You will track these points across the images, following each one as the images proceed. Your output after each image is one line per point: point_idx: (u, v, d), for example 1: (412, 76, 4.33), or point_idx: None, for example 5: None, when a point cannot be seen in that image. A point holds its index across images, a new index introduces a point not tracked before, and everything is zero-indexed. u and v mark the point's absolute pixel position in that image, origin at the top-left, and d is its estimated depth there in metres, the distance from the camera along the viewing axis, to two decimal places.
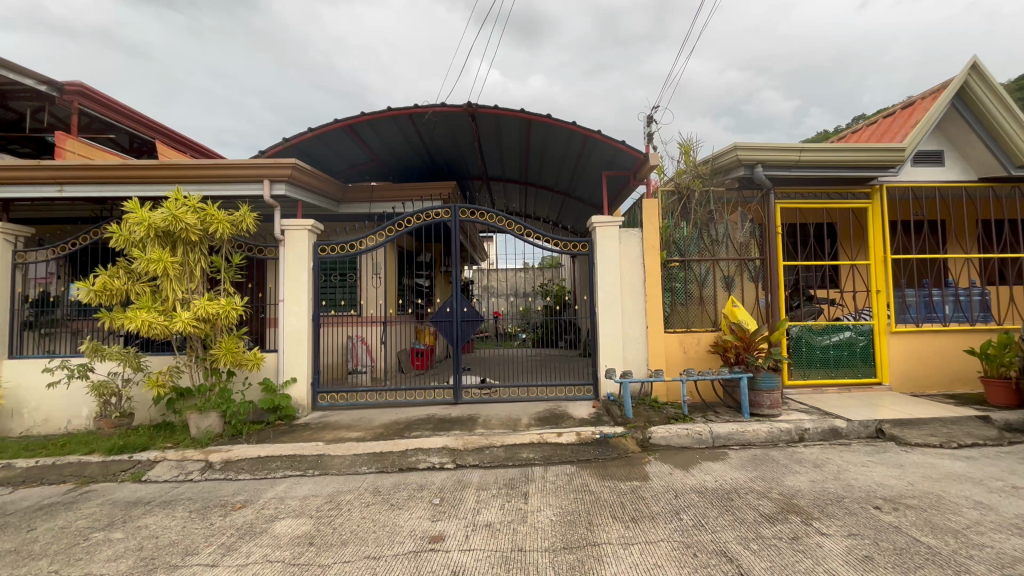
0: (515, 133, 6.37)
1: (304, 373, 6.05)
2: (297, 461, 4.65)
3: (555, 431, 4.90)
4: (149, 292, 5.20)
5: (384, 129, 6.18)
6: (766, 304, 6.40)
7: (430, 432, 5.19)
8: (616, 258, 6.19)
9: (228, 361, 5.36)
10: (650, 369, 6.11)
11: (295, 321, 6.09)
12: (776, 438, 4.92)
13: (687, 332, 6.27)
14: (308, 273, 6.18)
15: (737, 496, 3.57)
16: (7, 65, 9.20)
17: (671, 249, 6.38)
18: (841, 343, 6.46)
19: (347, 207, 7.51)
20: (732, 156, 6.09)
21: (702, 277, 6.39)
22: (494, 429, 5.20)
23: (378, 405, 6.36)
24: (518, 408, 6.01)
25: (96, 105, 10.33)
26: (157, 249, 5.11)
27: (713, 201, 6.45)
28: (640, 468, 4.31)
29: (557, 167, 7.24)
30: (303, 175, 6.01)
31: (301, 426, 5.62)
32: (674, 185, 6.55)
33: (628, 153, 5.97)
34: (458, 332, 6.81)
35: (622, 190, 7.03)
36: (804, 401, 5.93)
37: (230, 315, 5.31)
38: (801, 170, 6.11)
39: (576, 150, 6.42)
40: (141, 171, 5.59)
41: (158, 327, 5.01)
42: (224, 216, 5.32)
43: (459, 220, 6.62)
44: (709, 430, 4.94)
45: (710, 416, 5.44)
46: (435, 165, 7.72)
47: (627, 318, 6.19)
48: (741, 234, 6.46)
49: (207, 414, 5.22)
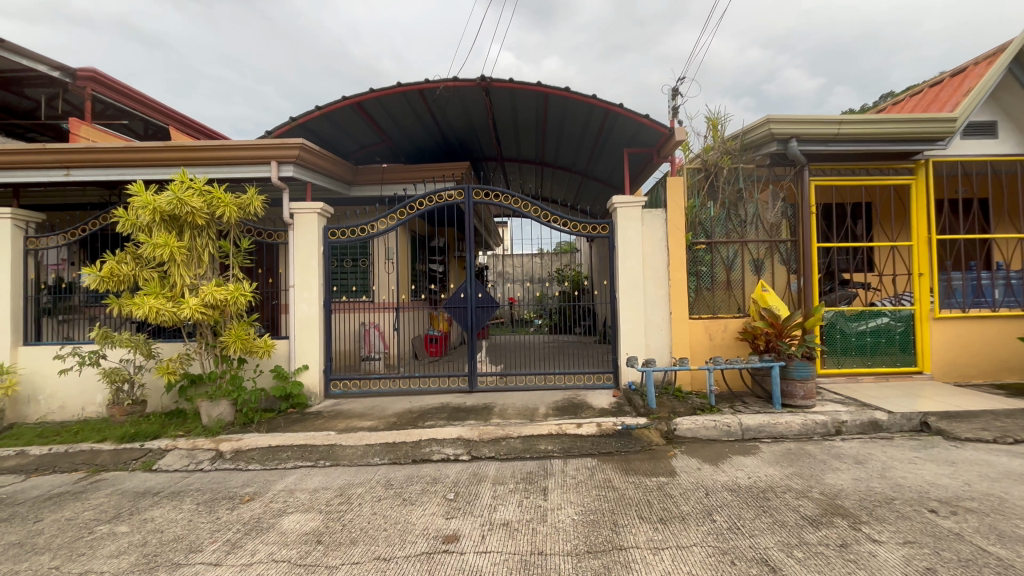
0: (532, 109, 6.03)
1: (316, 360, 5.92)
2: (308, 451, 4.52)
3: (574, 423, 4.68)
4: (158, 278, 5.08)
5: (395, 106, 5.90)
6: (799, 288, 6.04)
7: (444, 421, 5.02)
8: (638, 239, 5.87)
9: (238, 348, 5.24)
10: (674, 357, 5.82)
11: (306, 307, 5.95)
12: (811, 431, 4.62)
13: (713, 319, 5.94)
14: (318, 258, 6.00)
15: (774, 495, 3.31)
16: (20, 51, 9.16)
17: (696, 231, 6.03)
18: (877, 330, 6.07)
19: (358, 190, 7.30)
20: (764, 130, 5.65)
21: (729, 260, 6.04)
22: (510, 419, 5.00)
23: (391, 393, 6.21)
24: (535, 397, 5.80)
25: (112, 92, 10.27)
26: (164, 234, 4.98)
27: (743, 179, 6.06)
28: (666, 462, 4.07)
29: (576, 145, 6.89)
30: (312, 156, 5.80)
31: (314, 415, 5.51)
32: (701, 162, 6.18)
33: (653, 128, 5.60)
34: (473, 319, 6.59)
35: (645, 169, 6.67)
36: (839, 391, 5.59)
37: (239, 301, 5.17)
38: (841, 145, 5.67)
39: (596, 125, 6.06)
40: (147, 154, 5.44)
41: (166, 314, 4.89)
42: (231, 199, 5.16)
43: (473, 202, 6.36)
44: (739, 422, 4.67)
45: (738, 407, 5.15)
46: (448, 145, 7.44)
47: (649, 304, 5.89)
48: (772, 215, 6.08)
49: (217, 402, 5.14)
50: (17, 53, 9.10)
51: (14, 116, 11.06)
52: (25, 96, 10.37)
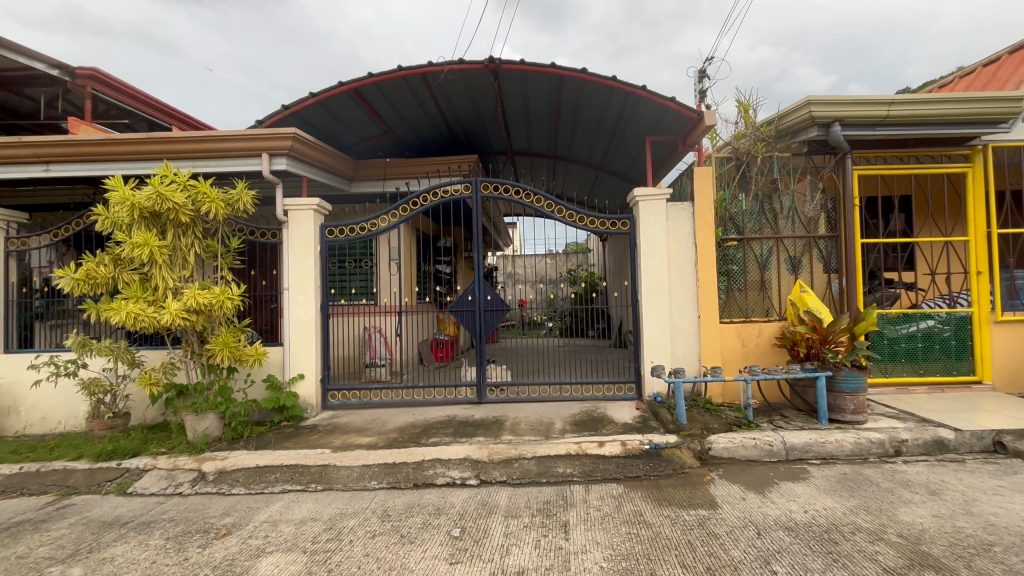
0: (544, 93, 5.54)
1: (312, 369, 5.47)
2: (299, 473, 4.06)
3: (595, 441, 4.17)
4: (139, 280, 4.66)
5: (395, 93, 5.45)
6: (841, 288, 5.47)
7: (450, 438, 4.53)
8: (663, 236, 5.34)
9: (226, 356, 4.81)
10: (704, 366, 5.28)
11: (302, 312, 5.51)
12: (866, 451, 4.06)
13: (746, 323, 5.39)
14: (315, 259, 5.55)
15: (841, 537, 2.76)
16: (16, 49, 8.75)
17: (727, 225, 5.49)
18: (929, 334, 5.47)
19: (360, 186, 6.88)
20: (804, 112, 5.09)
21: (763, 258, 5.49)
22: (524, 436, 4.50)
23: (394, 405, 5.72)
24: (550, 410, 5.27)
25: (114, 92, 9.91)
26: (145, 232, 4.57)
27: (778, 169, 5.51)
28: (704, 490, 3.54)
29: (592, 134, 6.39)
30: (305, 148, 5.34)
31: (308, 429, 5.05)
32: (731, 150, 5.65)
33: (679, 112, 5.06)
34: (482, 323, 6.07)
35: (667, 159, 6.14)
36: (890, 404, 5.00)
37: (226, 305, 4.72)
38: (890, 129, 5.09)
39: (616, 110, 5.55)
40: (131, 146, 5.04)
41: (146, 321, 4.47)
42: (217, 195, 4.73)
43: (481, 197, 5.84)
44: (782, 440, 4.13)
45: (778, 422, 4.59)
46: (454, 137, 6.98)
47: (675, 307, 5.36)
48: (811, 208, 5.51)
49: (203, 416, 4.70)
50: (13, 49, 8.69)
51: (14, 116, 10.78)
52: (24, 97, 10.05)
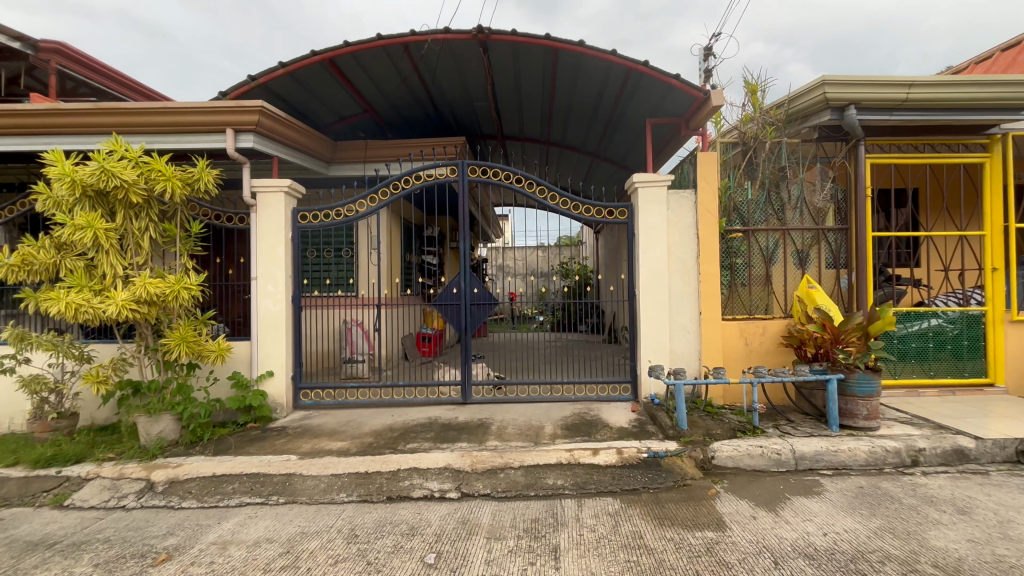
0: (538, 67, 5.11)
1: (282, 365, 5.04)
2: (260, 484, 3.64)
3: (588, 449, 3.82)
4: (84, 267, 4.17)
5: (375, 64, 4.99)
6: (850, 284, 5.15)
7: (430, 444, 4.15)
8: (663, 226, 4.96)
9: (184, 352, 4.35)
10: (704, 366, 4.93)
11: (270, 304, 5.06)
12: (881, 461, 3.75)
13: (750, 320, 5.05)
14: (285, 246, 5.09)
15: (869, 567, 2.42)
16: None
17: (731, 216, 5.13)
18: (940, 334, 5.16)
19: (338, 169, 6.43)
20: (818, 94, 4.71)
21: (768, 251, 5.14)
22: (511, 442, 4.13)
23: (371, 404, 5.31)
24: (539, 412, 4.90)
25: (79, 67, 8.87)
26: (90, 213, 4.09)
27: (786, 156, 5.14)
28: (709, 507, 3.19)
29: (588, 116, 5.97)
30: (275, 124, 4.86)
31: (275, 432, 4.62)
32: (738, 135, 5.28)
33: (684, 91, 4.65)
34: (468, 318, 5.59)
35: (668, 143, 5.74)
36: (901, 408, 4.70)
37: (183, 296, 4.24)
38: (908, 114, 4.73)
39: (615, 87, 5.13)
40: (78, 118, 4.53)
41: (90, 312, 3.98)
42: (174, 173, 4.26)
43: (468, 180, 5.40)
44: (791, 449, 3.80)
45: (785, 428, 4.26)
46: (440, 118, 6.52)
47: (675, 303, 5.00)
48: (820, 198, 5.17)
49: (157, 418, 4.25)
50: None
51: None
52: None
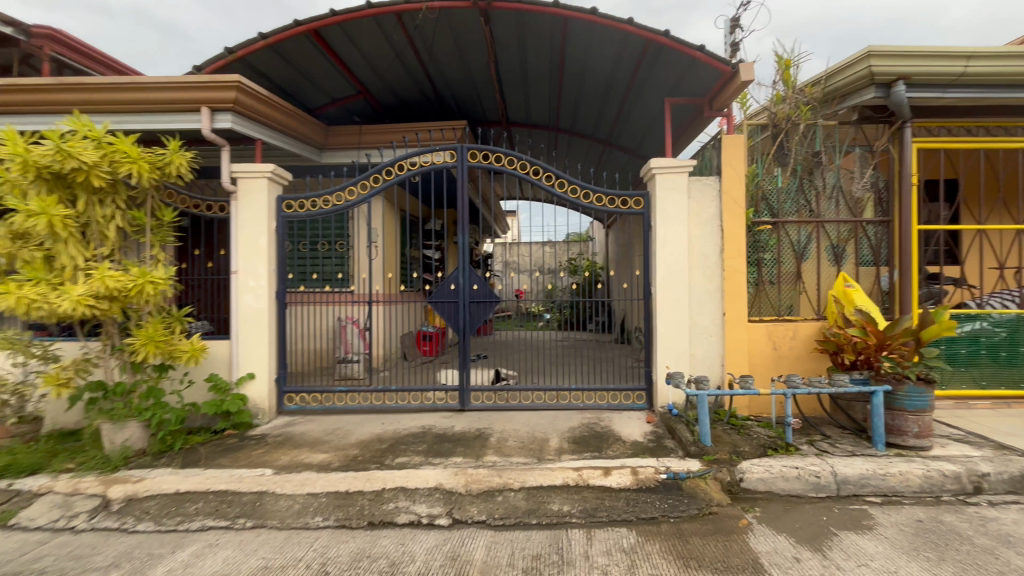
0: (544, 40, 4.63)
1: (263, 368, 4.61)
2: (226, 504, 3.22)
3: (598, 469, 3.37)
4: (42, 258, 3.77)
5: (365, 37, 4.54)
6: (890, 283, 4.63)
7: (421, 458, 3.72)
8: (683, 216, 4.47)
9: (152, 353, 3.95)
10: (728, 373, 4.44)
11: (252, 300, 4.64)
12: (937, 488, 3.25)
13: (778, 322, 4.54)
14: (268, 237, 4.66)
15: None
16: None
17: (759, 206, 4.63)
18: (994, 339, 4.62)
19: (331, 156, 6.03)
20: (862, 67, 4.18)
21: (799, 245, 4.64)
22: (512, 457, 3.68)
23: (360, 410, 4.87)
24: (544, 422, 4.44)
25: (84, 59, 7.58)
26: (46, 197, 3.68)
27: (821, 140, 4.63)
28: (741, 543, 2.71)
29: (600, 96, 5.48)
30: (256, 103, 4.42)
31: (253, 440, 4.21)
32: (767, 117, 4.74)
33: (709, 65, 4.13)
34: (467, 317, 5.12)
35: (689, 126, 5.23)
36: (952, 423, 4.17)
37: (149, 291, 3.83)
38: (962, 91, 4.21)
39: (630, 62, 4.64)
40: (41, 94, 4.14)
41: (45, 308, 3.58)
42: (140, 154, 3.84)
43: (467, 166, 4.92)
44: (832, 471, 3.32)
45: (822, 445, 3.76)
46: (439, 101, 6.08)
47: (695, 302, 4.51)
48: (859, 186, 4.62)
49: (122, 425, 3.86)
50: None
51: None
52: None
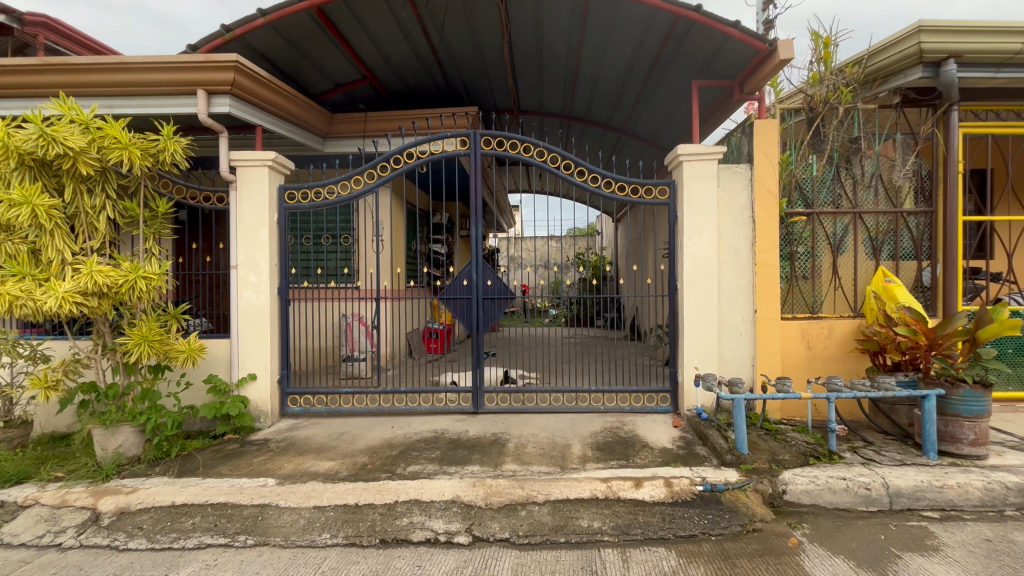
0: (563, 17, 4.32)
1: (266, 369, 4.35)
2: (225, 519, 2.96)
3: (629, 480, 3.10)
4: (26, 251, 3.50)
5: (372, 14, 4.23)
6: (933, 278, 4.33)
7: (436, 466, 3.46)
8: (713, 207, 4.17)
9: (146, 353, 3.68)
10: (760, 375, 4.16)
11: (253, 296, 4.37)
12: (999, 501, 2.98)
13: (813, 320, 4.25)
14: (269, 230, 4.38)
15: None
16: None
17: (793, 196, 4.33)
18: None
19: (334, 145, 5.74)
20: (910, 45, 3.91)
21: (836, 237, 4.34)
22: (533, 466, 3.42)
23: (368, 412, 4.61)
24: (564, 426, 4.17)
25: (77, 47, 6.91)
26: (29, 185, 3.42)
27: (861, 125, 4.33)
28: (795, 567, 2.44)
29: (620, 80, 5.17)
30: (255, 86, 4.12)
31: (255, 446, 3.95)
32: (803, 100, 4.45)
33: (744, 43, 3.81)
34: (480, 314, 4.84)
35: (716, 110, 4.92)
36: (1003, 428, 3.89)
37: (142, 286, 3.56)
38: (1015, 71, 3.98)
39: (655, 41, 4.33)
40: (26, 76, 3.87)
41: (29, 305, 3.31)
42: (131, 139, 3.55)
43: (480, 154, 4.61)
44: (885, 483, 3.04)
45: (868, 452, 3.48)
46: (449, 86, 5.78)
47: (725, 298, 4.22)
48: (900, 175, 4.30)
49: (114, 431, 3.60)
50: None
51: None
52: None
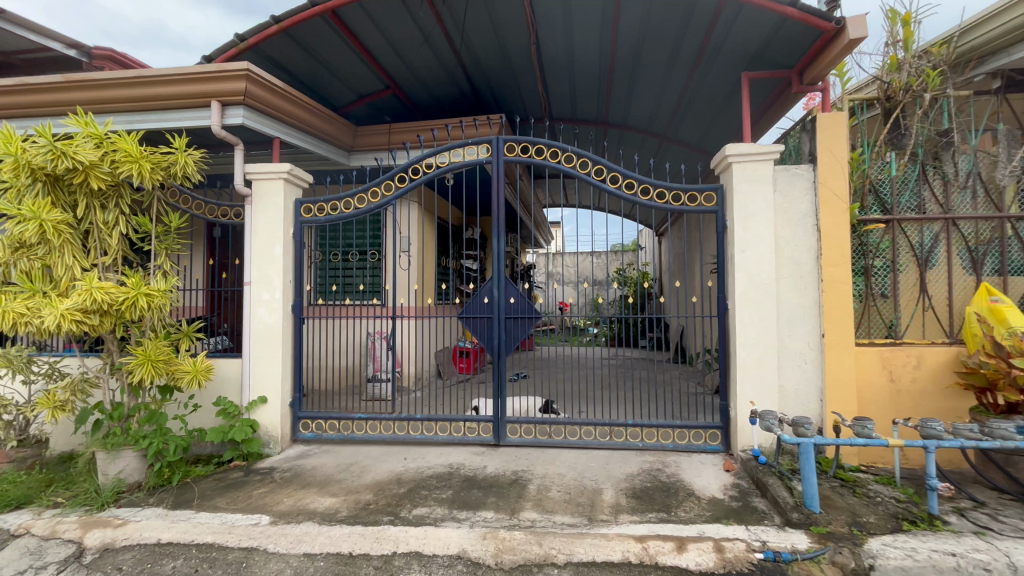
0: (594, 12, 3.94)
1: (277, 391, 4.11)
2: (208, 564, 2.66)
3: (669, 542, 2.56)
4: (38, 267, 3.43)
5: (390, 16, 4.02)
6: None
7: (444, 510, 3.04)
8: (769, 214, 3.60)
9: (150, 375, 3.50)
10: (831, 411, 3.49)
11: (266, 314, 4.16)
12: None
13: (896, 346, 3.54)
14: (284, 245, 4.18)
15: None
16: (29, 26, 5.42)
17: (867, 200, 3.69)
18: None
19: (359, 158, 5.60)
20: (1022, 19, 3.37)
21: (923, 248, 3.64)
22: (556, 515, 2.94)
23: (382, 441, 4.27)
24: (596, 466, 3.65)
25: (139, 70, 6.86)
26: (42, 201, 3.35)
27: (953, 116, 3.66)
28: None
29: (659, 78, 4.72)
30: (271, 97, 3.97)
31: (259, 476, 3.68)
32: (879, 89, 3.82)
33: (804, 24, 3.26)
34: (504, 335, 4.42)
35: (770, 106, 4.36)
36: None
37: (145, 304, 3.39)
38: None
39: (698, 31, 3.86)
40: (55, 94, 3.90)
41: (34, 324, 3.22)
42: (141, 152, 3.43)
43: (504, 161, 4.24)
44: (1011, 565, 2.34)
45: (981, 517, 2.75)
46: (475, 93, 5.53)
47: (786, 320, 3.61)
48: (1005, 172, 3.57)
49: (116, 455, 3.42)
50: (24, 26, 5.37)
51: None
52: None
